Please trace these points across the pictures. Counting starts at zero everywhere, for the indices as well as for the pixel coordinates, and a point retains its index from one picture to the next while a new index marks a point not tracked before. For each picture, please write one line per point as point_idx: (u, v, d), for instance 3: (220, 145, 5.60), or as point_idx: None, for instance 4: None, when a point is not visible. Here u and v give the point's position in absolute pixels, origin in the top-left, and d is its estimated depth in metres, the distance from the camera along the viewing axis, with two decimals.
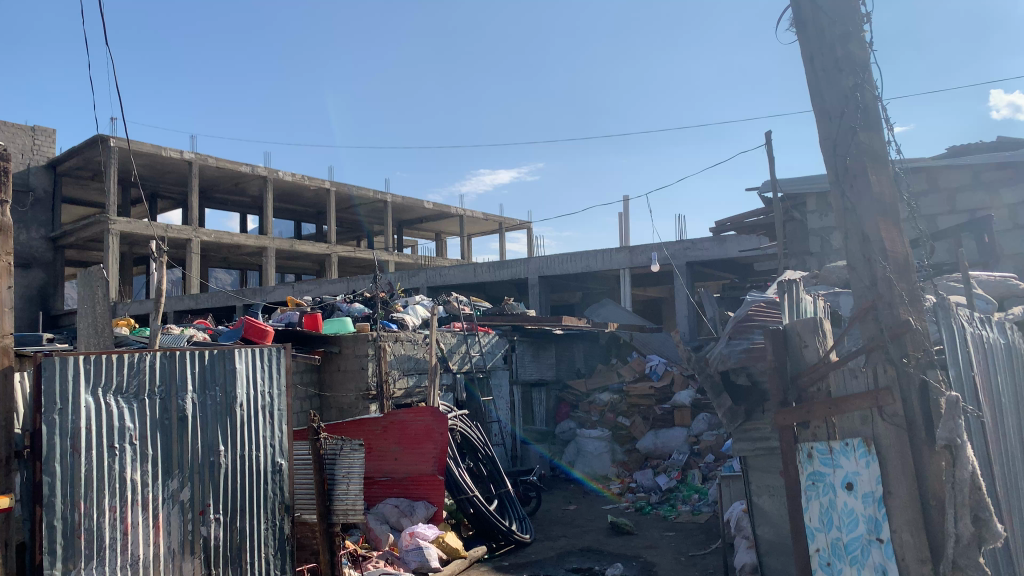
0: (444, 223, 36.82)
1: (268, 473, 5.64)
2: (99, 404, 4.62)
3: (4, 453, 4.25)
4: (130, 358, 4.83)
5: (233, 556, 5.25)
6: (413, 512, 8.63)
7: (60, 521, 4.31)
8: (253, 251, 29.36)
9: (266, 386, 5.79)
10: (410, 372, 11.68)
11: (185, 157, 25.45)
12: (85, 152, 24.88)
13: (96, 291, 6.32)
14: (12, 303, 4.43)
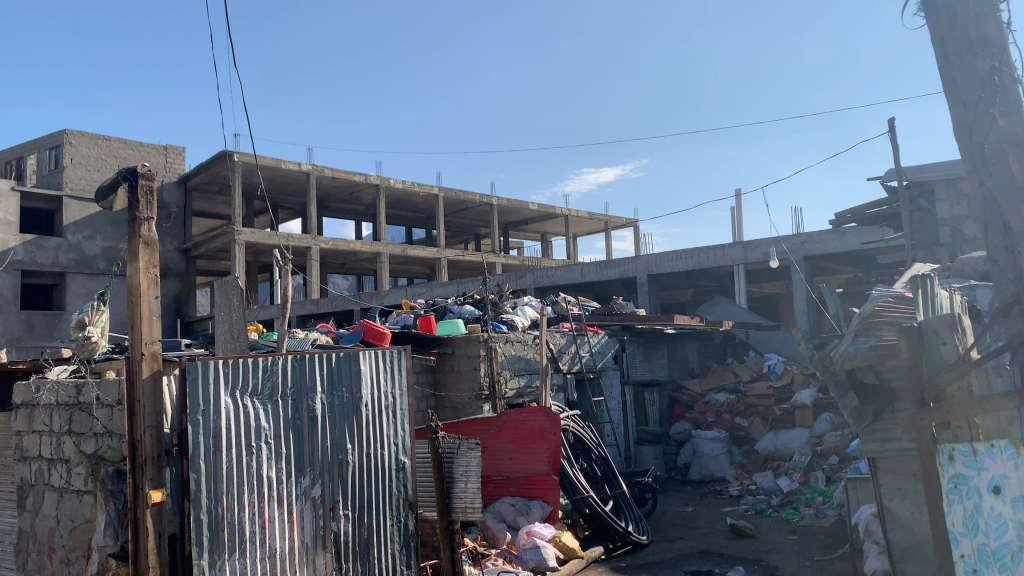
0: (551, 224, 36.94)
1: (393, 470, 5.86)
2: (236, 405, 4.91)
3: (156, 451, 4.60)
4: (263, 361, 5.12)
5: (361, 550, 5.47)
6: (529, 510, 8.74)
7: (206, 514, 4.61)
8: (367, 256, 30.36)
9: (389, 386, 6.03)
10: (521, 372, 11.81)
11: (303, 169, 26.61)
12: (212, 168, 26.41)
13: (232, 299, 6.69)
14: (159, 312, 4.79)
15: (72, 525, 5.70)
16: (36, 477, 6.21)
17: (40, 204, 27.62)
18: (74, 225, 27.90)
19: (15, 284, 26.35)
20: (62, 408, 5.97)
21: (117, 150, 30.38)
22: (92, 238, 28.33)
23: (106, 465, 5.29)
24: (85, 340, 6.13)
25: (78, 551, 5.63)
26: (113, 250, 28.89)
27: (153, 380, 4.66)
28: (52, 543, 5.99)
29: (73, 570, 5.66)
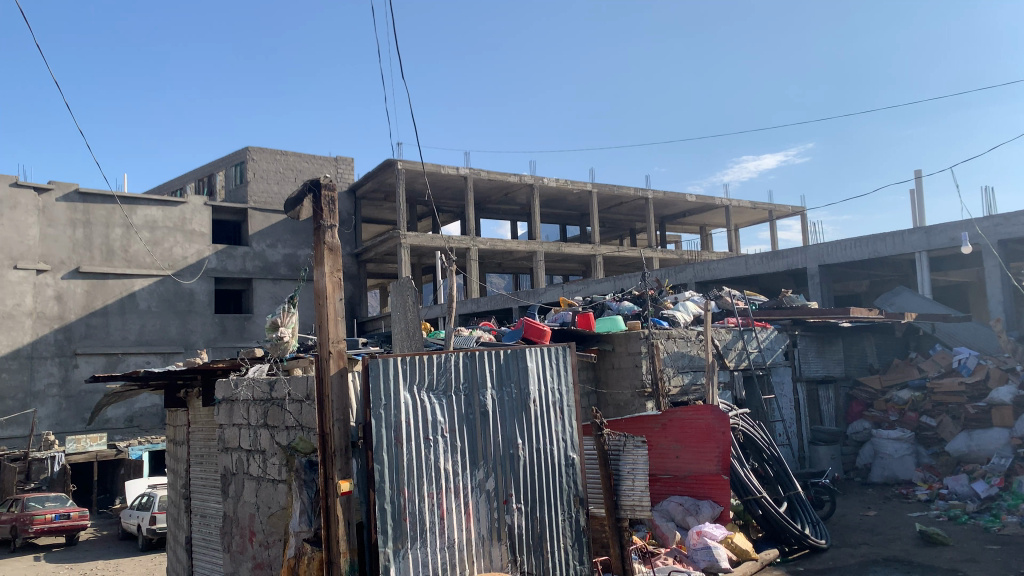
0: (710, 215, 35.92)
1: (562, 466, 5.91)
2: (414, 400, 5.14)
3: (344, 443, 4.89)
4: (437, 358, 5.32)
5: (535, 544, 5.57)
6: (698, 510, 8.54)
7: (389, 504, 4.85)
8: (524, 255, 30.84)
9: (556, 382, 6.07)
10: (685, 369, 11.56)
11: (460, 172, 27.43)
12: (377, 176, 27.74)
13: (407, 299, 7.01)
14: (344, 312, 5.09)
15: (270, 511, 6.17)
16: (237, 466, 6.79)
17: (228, 216, 30.17)
18: (258, 234, 30.21)
19: (210, 290, 28.94)
20: (258, 403, 6.50)
21: (293, 163, 32.62)
22: (275, 246, 30.55)
23: (299, 456, 5.66)
24: (278, 340, 6.63)
25: (276, 535, 6.09)
26: (292, 256, 31.02)
27: (340, 376, 4.96)
28: (253, 527, 6.51)
29: (273, 554, 6.12)
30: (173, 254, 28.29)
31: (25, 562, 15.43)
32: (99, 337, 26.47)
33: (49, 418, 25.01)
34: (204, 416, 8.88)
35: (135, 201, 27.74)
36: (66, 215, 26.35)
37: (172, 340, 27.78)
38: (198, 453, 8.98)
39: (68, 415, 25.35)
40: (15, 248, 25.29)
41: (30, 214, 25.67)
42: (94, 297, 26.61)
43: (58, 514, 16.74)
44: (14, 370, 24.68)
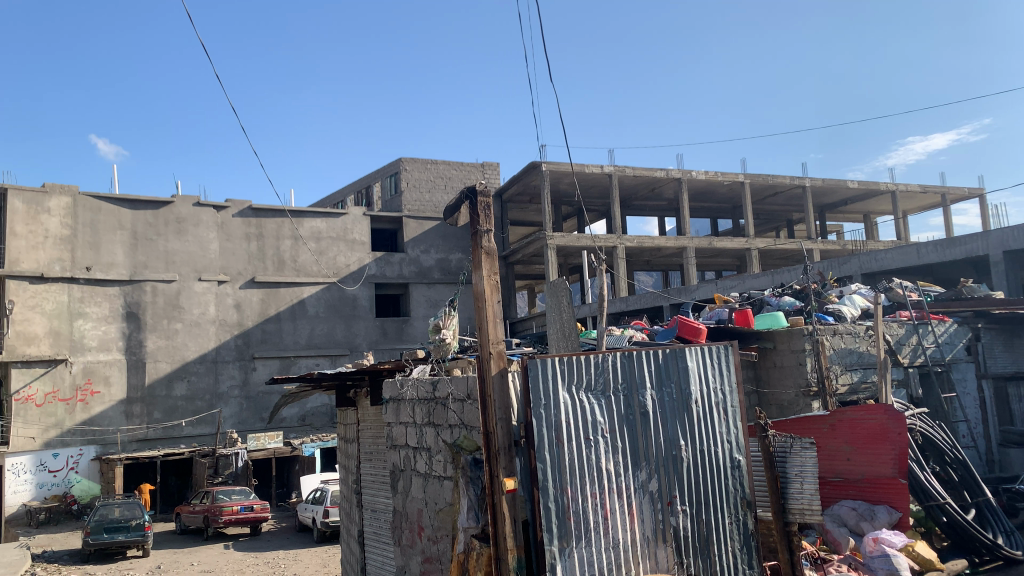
0: (874, 202, 33.76)
1: (728, 468, 5.74)
2: (574, 400, 5.17)
3: (507, 442, 4.98)
4: (595, 359, 5.32)
5: (701, 547, 5.45)
6: (874, 516, 8.04)
7: (553, 503, 4.91)
8: (673, 251, 30.27)
9: (718, 382, 5.90)
10: (854, 367, 10.95)
11: (605, 170, 27.33)
12: (523, 179, 28.08)
13: (562, 300, 7.07)
14: (502, 315, 5.20)
15: (437, 507, 6.39)
16: (404, 463, 7.09)
17: (385, 225, 31.60)
18: (413, 240, 31.41)
19: (371, 295, 30.44)
20: (422, 402, 6.78)
21: (443, 171, 33.71)
22: (428, 252, 31.65)
23: (464, 454, 5.81)
24: (441, 342, 6.86)
25: (443, 530, 6.29)
26: (445, 261, 32.01)
27: (501, 376, 5.07)
28: (421, 522, 6.78)
29: (441, 548, 6.33)
30: (336, 262, 29.97)
31: (216, 550, 16.83)
32: (274, 342, 28.43)
33: (232, 417, 27.14)
34: (372, 415, 9.36)
35: (302, 214, 29.64)
36: (242, 230, 28.56)
37: (338, 343, 29.43)
38: (367, 450, 9.47)
39: (249, 415, 27.41)
40: (199, 262, 27.60)
41: (211, 230, 27.98)
42: (269, 305, 28.62)
43: (243, 506, 18.12)
44: (201, 373, 26.92)
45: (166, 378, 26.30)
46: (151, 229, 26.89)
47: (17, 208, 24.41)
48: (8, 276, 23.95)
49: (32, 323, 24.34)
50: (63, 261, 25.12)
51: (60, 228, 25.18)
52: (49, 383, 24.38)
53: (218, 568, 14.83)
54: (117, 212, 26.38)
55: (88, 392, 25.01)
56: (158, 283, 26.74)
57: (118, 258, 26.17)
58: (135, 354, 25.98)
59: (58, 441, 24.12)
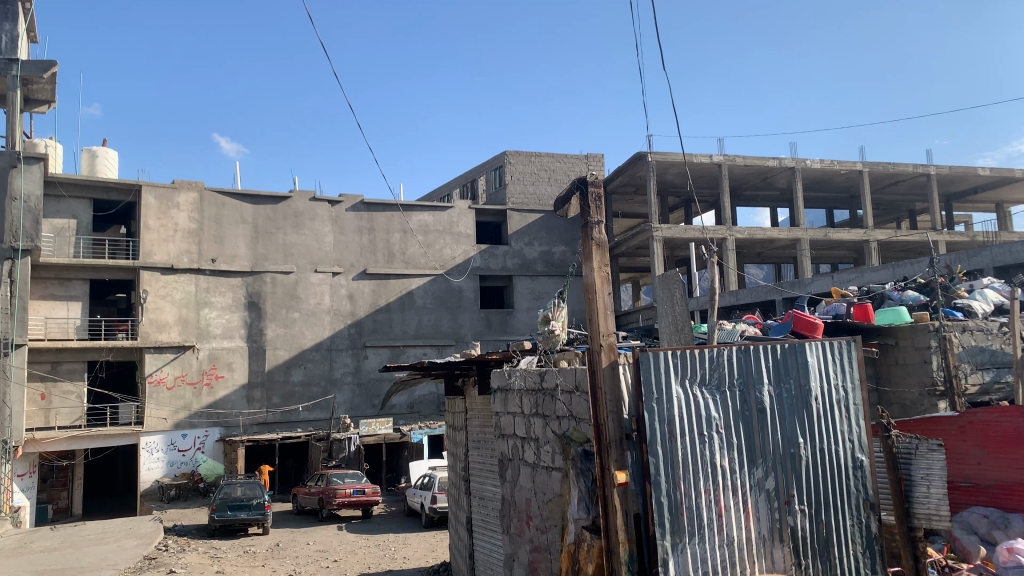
0: (1008, 190, 31.60)
1: (849, 469, 5.52)
2: (687, 394, 5.09)
3: (618, 435, 4.97)
4: (709, 353, 5.22)
5: (821, 549, 5.27)
6: (1008, 525, 7.54)
7: (666, 498, 4.86)
8: (786, 243, 29.28)
9: (839, 379, 5.67)
10: (985, 366, 10.29)
11: (714, 160, 26.73)
12: (628, 170, 27.75)
13: (675, 292, 6.96)
14: (613, 306, 5.17)
15: (546, 497, 6.43)
16: (513, 453, 7.18)
17: (490, 218, 31.98)
18: (517, 233, 31.64)
19: (476, 287, 30.93)
20: (530, 393, 6.84)
21: (548, 164, 33.78)
22: (532, 244, 31.80)
23: (574, 445, 5.81)
24: (550, 333, 6.84)
25: (553, 520, 6.32)
26: (549, 253, 32.10)
27: (612, 368, 5.05)
28: (530, 511, 6.84)
29: (550, 538, 6.36)
30: (443, 255, 30.59)
31: (331, 531, 17.55)
32: (384, 331, 29.29)
33: (345, 403, 28.16)
34: (479, 404, 9.52)
35: (410, 208, 30.38)
36: (354, 223, 29.54)
37: (444, 334, 30.07)
38: (475, 438, 9.63)
39: (360, 401, 28.38)
40: (315, 254, 28.73)
41: (325, 224, 29.06)
42: (379, 296, 29.49)
43: (355, 489, 18.77)
44: (317, 361, 28.04)
45: (284, 365, 27.52)
46: (270, 223, 28.15)
47: (150, 203, 26.04)
48: (142, 268, 25.53)
49: (164, 311, 25.88)
50: (191, 254, 26.60)
51: (188, 222, 26.70)
52: (178, 368, 25.88)
53: (333, 548, 15.46)
54: (239, 207, 27.76)
55: (213, 376, 26.44)
56: (277, 274, 27.99)
57: (240, 250, 27.53)
58: (256, 342, 27.28)
59: (187, 422, 25.65)
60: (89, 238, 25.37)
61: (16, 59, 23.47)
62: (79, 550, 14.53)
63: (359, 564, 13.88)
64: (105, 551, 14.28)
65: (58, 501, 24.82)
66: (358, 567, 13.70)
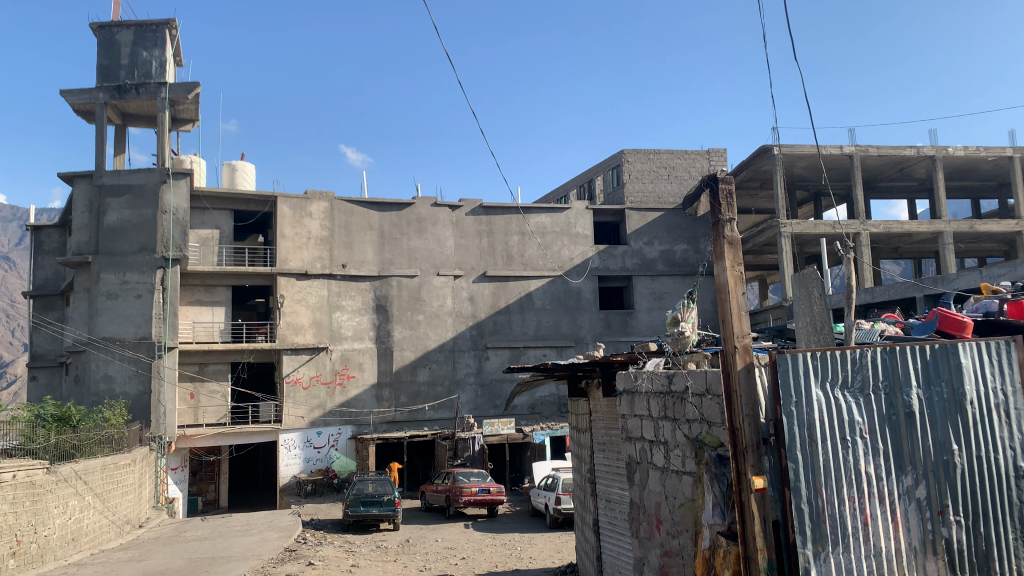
0: None
1: (1010, 479, 5.11)
2: (829, 397, 4.88)
3: (756, 439, 4.85)
4: (852, 354, 5.00)
5: (980, 562, 4.92)
6: None
7: (807, 504, 4.69)
8: (927, 236, 27.55)
9: (996, 382, 5.26)
10: None
11: (845, 151, 25.53)
12: (753, 164, 26.90)
13: (812, 291, 6.68)
14: (748, 307, 5.11)
15: (678, 502, 6.32)
16: (641, 456, 7.10)
17: (609, 217, 31.82)
18: (636, 232, 31.31)
19: (595, 288, 30.81)
20: (658, 396, 6.75)
21: (667, 161, 33.20)
22: (652, 243, 31.40)
23: (708, 449, 5.67)
24: (680, 335, 6.70)
25: (685, 525, 6.20)
26: (670, 252, 31.59)
27: (747, 371, 4.96)
28: (660, 515, 6.74)
29: (681, 543, 6.26)
30: (561, 256, 30.66)
31: (458, 529, 17.94)
32: (505, 332, 29.65)
33: (469, 403, 28.72)
34: (604, 406, 9.48)
35: (529, 210, 30.61)
36: (474, 227, 30.07)
37: (564, 335, 30.12)
38: (600, 440, 9.61)
39: (483, 401, 28.89)
40: (437, 258, 29.44)
41: (447, 228, 29.73)
42: (499, 298, 29.88)
43: (481, 488, 19.08)
44: (441, 362, 28.73)
45: (410, 365, 28.35)
46: (395, 229, 29.07)
47: (285, 213, 27.45)
48: (279, 274, 26.98)
49: (299, 314, 27.20)
50: (323, 260, 27.83)
51: (320, 230, 27.94)
52: (313, 368, 27.13)
53: (461, 546, 15.80)
54: (366, 214, 28.81)
55: (345, 376, 27.54)
56: (402, 278, 28.86)
57: (368, 256, 28.58)
58: (384, 343, 28.24)
59: (321, 421, 26.87)
60: (231, 247, 27.04)
61: (165, 82, 25.31)
62: (228, 540, 15.49)
63: (486, 562, 14.12)
64: (251, 542, 15.16)
65: (206, 493, 26.61)
66: (485, 565, 13.93)
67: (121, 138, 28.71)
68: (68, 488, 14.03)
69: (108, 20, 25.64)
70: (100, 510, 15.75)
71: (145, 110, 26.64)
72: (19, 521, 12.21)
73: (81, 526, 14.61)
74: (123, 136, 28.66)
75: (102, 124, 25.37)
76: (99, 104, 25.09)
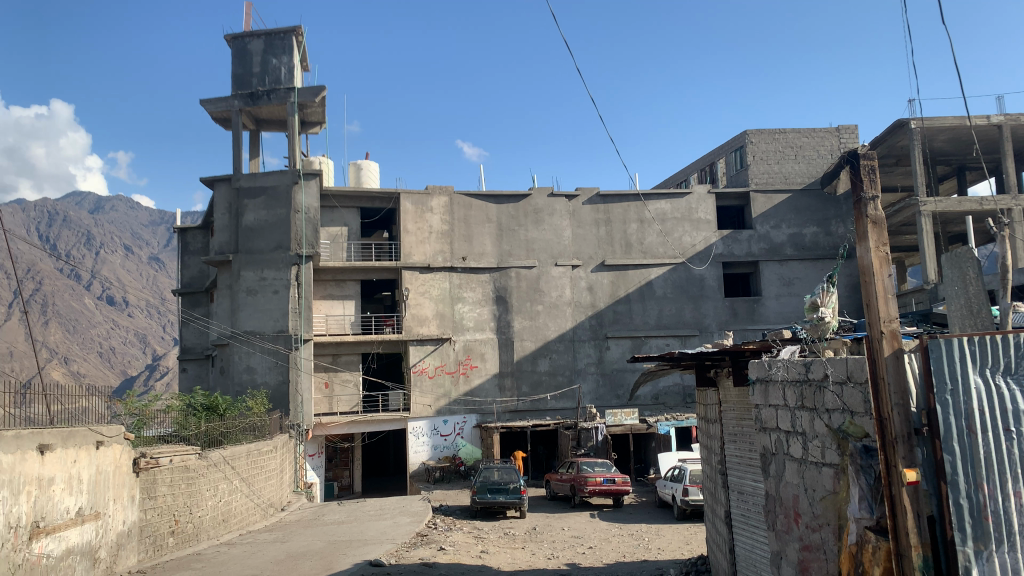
0: None
1: None
2: (989, 385, 4.50)
3: (906, 430, 4.60)
4: (1015, 338, 4.57)
5: None
6: None
7: (966, 500, 4.40)
8: None
9: None
10: None
11: (993, 121, 23.69)
12: (888, 140, 25.39)
13: (966, 272, 6.28)
14: (894, 289, 4.89)
15: (818, 495, 6.06)
16: (777, 447, 6.86)
17: (732, 201, 30.90)
18: (762, 216, 30.30)
19: (719, 275, 30.02)
20: (794, 385, 6.50)
21: (794, 140, 31.77)
22: (779, 227, 30.30)
23: (851, 440, 5.40)
24: (819, 321, 6.42)
25: (827, 519, 5.93)
26: (798, 236, 30.39)
27: (896, 358, 4.72)
28: (798, 508, 6.50)
29: (822, 537, 6.01)
30: (683, 242, 30.02)
31: (584, 518, 17.94)
32: (625, 322, 29.36)
33: (591, 393, 28.69)
34: (735, 396, 9.23)
35: (648, 197, 30.17)
36: (592, 216, 29.91)
37: (687, 324, 29.53)
38: (731, 431, 9.39)
39: (605, 391, 28.78)
40: (556, 248, 29.47)
41: (564, 218, 29.71)
42: (619, 287, 29.60)
43: (606, 478, 18.99)
44: (561, 352, 28.79)
45: (531, 355, 28.56)
46: (513, 220, 29.32)
47: (408, 208, 28.25)
48: (403, 268, 27.82)
49: (423, 307, 27.94)
50: (445, 253, 28.44)
51: (441, 224, 28.56)
52: (437, 359, 27.83)
53: (587, 535, 15.82)
54: (485, 207, 29.20)
55: (468, 366, 28.07)
56: (521, 269, 29.08)
57: (487, 248, 28.98)
58: (505, 334, 28.57)
59: (447, 409, 27.54)
60: (358, 243, 28.05)
61: (294, 86, 26.51)
62: (363, 524, 16.14)
63: (614, 552, 14.06)
64: (384, 526, 15.73)
65: (341, 479, 27.84)
66: (612, 555, 13.87)
67: (255, 143, 30.33)
68: (218, 473, 14.97)
69: (240, 32, 27.11)
70: (246, 493, 16.76)
71: (276, 115, 28.01)
72: (177, 502, 13.17)
73: (230, 508, 15.60)
74: (257, 140, 30.26)
75: (237, 130, 26.86)
76: (234, 111, 26.56)
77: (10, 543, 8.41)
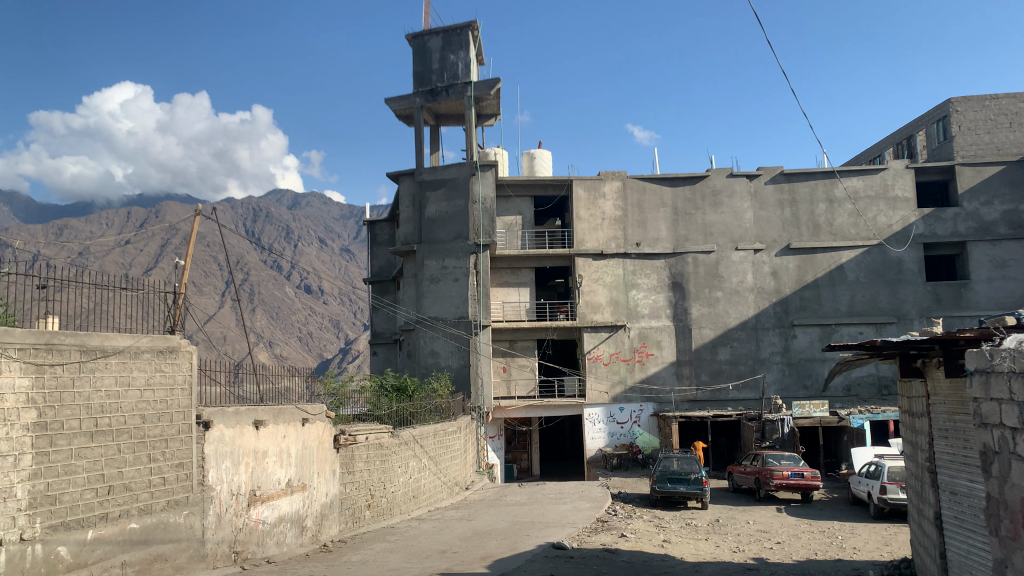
0: None
1: None
2: None
3: None
4: None
5: None
6: None
7: None
8: None
9: None
10: None
11: None
12: None
13: None
14: None
15: None
16: (1001, 445, 6.20)
17: (934, 177, 28.42)
18: (970, 192, 27.68)
19: (919, 257, 27.79)
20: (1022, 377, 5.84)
21: (1008, 106, 28.70)
22: (991, 203, 27.57)
23: None
24: None
25: None
26: (1014, 212, 27.54)
27: None
28: None
29: None
30: (877, 223, 27.98)
31: (770, 513, 17.27)
32: (813, 309, 27.86)
33: (776, 383, 27.57)
34: (948, 389, 8.48)
35: (836, 175, 28.36)
36: (775, 197, 28.49)
37: (883, 310, 27.61)
38: (942, 427, 8.63)
39: (792, 381, 27.55)
40: (735, 231, 28.35)
41: (745, 200, 28.52)
42: (806, 271, 28.06)
43: (793, 471, 18.15)
44: (743, 340, 27.79)
45: (711, 343, 27.78)
46: (689, 204, 28.53)
47: (581, 195, 28.32)
48: (577, 255, 27.96)
49: (597, 293, 27.95)
50: (618, 239, 28.24)
51: (615, 210, 28.37)
52: (612, 346, 27.77)
53: (775, 530, 15.21)
54: (659, 191, 28.61)
55: (644, 354, 27.76)
56: (699, 254, 28.25)
57: (662, 233, 28.41)
58: (682, 321, 27.96)
59: (623, 397, 27.44)
60: (533, 232, 28.55)
61: (469, 81, 27.29)
62: (543, 507, 16.43)
63: (804, 549, 13.43)
64: (563, 510, 15.92)
65: (521, 461, 28.53)
66: (803, 552, 13.23)
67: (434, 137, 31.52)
68: (409, 451, 15.78)
69: (420, 30, 28.19)
70: (434, 472, 17.55)
71: (454, 109, 28.94)
72: (372, 477, 14.03)
73: (419, 485, 16.40)
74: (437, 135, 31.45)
75: (418, 125, 28.00)
76: (416, 108, 27.77)
77: (232, 509, 9.31)
